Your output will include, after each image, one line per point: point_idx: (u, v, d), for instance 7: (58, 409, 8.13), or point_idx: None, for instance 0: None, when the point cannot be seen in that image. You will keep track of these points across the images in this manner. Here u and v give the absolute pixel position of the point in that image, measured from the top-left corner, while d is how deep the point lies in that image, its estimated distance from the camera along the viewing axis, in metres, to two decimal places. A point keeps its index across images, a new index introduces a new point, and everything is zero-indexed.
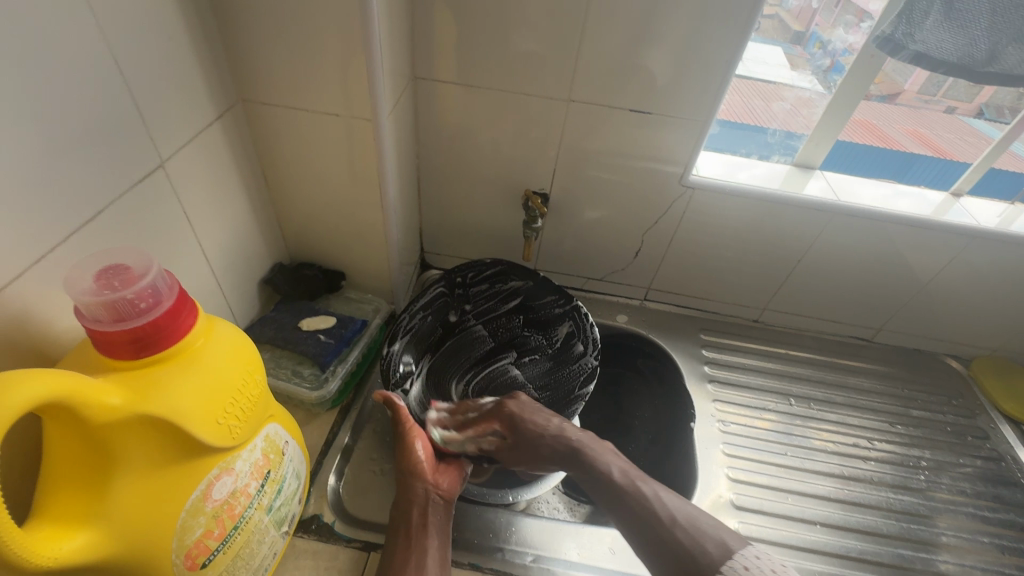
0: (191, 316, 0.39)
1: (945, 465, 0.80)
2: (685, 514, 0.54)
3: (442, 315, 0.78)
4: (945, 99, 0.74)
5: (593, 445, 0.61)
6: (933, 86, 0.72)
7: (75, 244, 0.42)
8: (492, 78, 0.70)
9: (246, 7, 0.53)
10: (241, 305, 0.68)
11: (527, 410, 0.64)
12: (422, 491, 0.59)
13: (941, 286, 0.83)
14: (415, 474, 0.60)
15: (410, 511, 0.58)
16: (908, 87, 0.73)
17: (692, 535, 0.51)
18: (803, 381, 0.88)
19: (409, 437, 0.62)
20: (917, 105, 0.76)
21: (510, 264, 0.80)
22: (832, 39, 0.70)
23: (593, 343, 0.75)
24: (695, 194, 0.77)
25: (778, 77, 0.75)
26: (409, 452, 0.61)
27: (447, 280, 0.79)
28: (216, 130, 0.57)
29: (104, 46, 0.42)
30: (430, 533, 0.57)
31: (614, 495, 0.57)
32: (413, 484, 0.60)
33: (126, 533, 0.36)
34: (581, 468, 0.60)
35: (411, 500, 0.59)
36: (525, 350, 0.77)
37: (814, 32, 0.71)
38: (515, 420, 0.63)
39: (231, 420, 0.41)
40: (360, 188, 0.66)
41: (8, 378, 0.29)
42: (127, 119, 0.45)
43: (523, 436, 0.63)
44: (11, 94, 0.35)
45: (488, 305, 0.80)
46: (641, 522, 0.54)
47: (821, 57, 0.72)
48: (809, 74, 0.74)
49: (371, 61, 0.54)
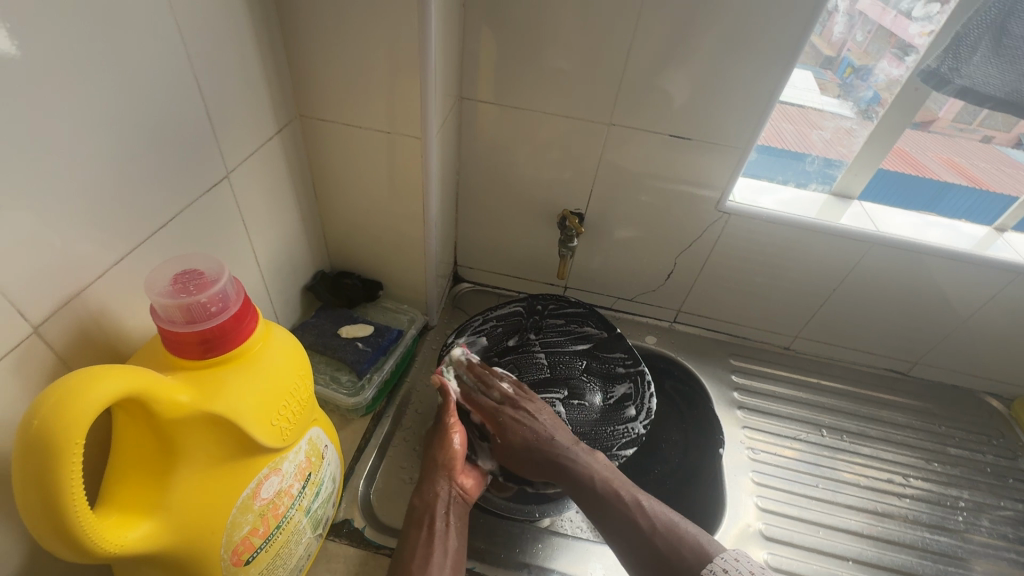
0: (253, 320, 0.41)
1: (985, 507, 0.77)
2: (663, 522, 0.57)
3: (510, 334, 0.81)
4: (981, 128, 0.74)
5: (577, 455, 0.64)
6: (969, 114, 0.72)
7: (149, 246, 0.45)
8: (536, 101, 0.72)
9: (312, 31, 0.56)
10: (285, 310, 0.70)
11: (521, 425, 0.66)
12: (450, 488, 0.61)
13: (982, 322, 0.82)
14: (446, 471, 0.62)
15: (433, 505, 0.59)
16: (943, 115, 0.72)
17: (670, 543, 0.55)
18: (835, 412, 0.86)
19: (451, 431, 0.65)
20: (952, 133, 0.75)
21: (591, 309, 0.82)
22: (866, 66, 0.71)
23: (647, 413, 0.74)
24: (731, 219, 0.78)
25: (806, 102, 0.75)
26: (446, 445, 0.64)
27: (527, 303, 0.83)
28: (276, 143, 0.60)
29: (186, 68, 0.45)
30: (451, 529, 0.58)
31: (595, 497, 0.60)
32: (442, 479, 0.62)
33: (182, 525, 0.38)
34: (564, 477, 0.63)
35: (438, 495, 0.60)
36: (578, 395, 0.76)
37: (846, 57, 0.71)
38: (511, 433, 0.65)
39: (283, 422, 0.43)
40: (405, 203, 0.69)
41: (96, 371, 0.31)
42: (202, 132, 0.48)
43: (517, 444, 0.65)
44: (105, 110, 0.38)
45: (557, 338, 0.82)
46: (622, 527, 0.58)
47: (852, 82, 0.73)
48: (841, 100, 0.75)
49: (426, 84, 0.57)
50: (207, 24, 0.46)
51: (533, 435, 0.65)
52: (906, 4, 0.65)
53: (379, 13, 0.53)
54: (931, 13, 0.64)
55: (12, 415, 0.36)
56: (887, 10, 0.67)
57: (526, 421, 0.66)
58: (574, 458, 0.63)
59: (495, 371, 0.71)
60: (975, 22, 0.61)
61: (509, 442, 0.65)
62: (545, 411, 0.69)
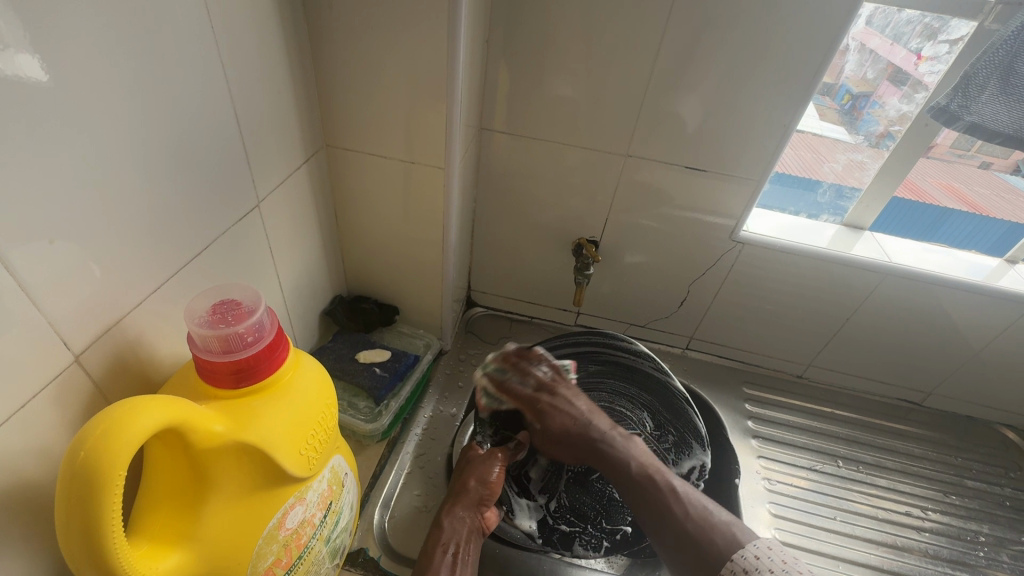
0: (285, 350, 0.41)
1: (1005, 541, 0.76)
2: (701, 508, 0.56)
3: None
4: (979, 154, 0.74)
5: (616, 441, 0.63)
6: (967, 141, 0.72)
7: (183, 275, 0.46)
8: (554, 132, 0.74)
9: (342, 62, 0.57)
10: (305, 334, 0.71)
11: (565, 417, 0.65)
12: (475, 518, 0.60)
13: (995, 354, 0.82)
14: (480, 500, 0.61)
15: (459, 532, 0.58)
16: (940, 142, 0.72)
17: (703, 528, 0.53)
18: (850, 442, 0.86)
19: (492, 463, 0.64)
20: (950, 158, 0.75)
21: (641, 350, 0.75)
22: (861, 92, 0.72)
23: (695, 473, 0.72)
24: (744, 248, 0.79)
25: (807, 127, 0.76)
26: (484, 475, 0.63)
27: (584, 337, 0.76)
28: (303, 173, 0.61)
29: (223, 99, 0.46)
30: (470, 561, 0.58)
31: (633, 483, 0.60)
32: (473, 509, 0.61)
33: (209, 555, 0.37)
34: (608, 465, 0.62)
35: (464, 524, 0.59)
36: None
37: (844, 84, 0.72)
38: (548, 421, 0.65)
39: (310, 450, 0.43)
40: (425, 230, 0.70)
41: (137, 402, 0.31)
42: (236, 161, 0.49)
43: (555, 431, 0.65)
44: (150, 144, 0.40)
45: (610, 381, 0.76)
46: (654, 510, 0.57)
47: (849, 109, 0.74)
48: (838, 125, 0.76)
49: (451, 115, 0.59)
50: (244, 58, 0.48)
51: (571, 424, 0.65)
52: (915, 43, 0.67)
53: (408, 49, 0.55)
54: (940, 54, 0.66)
55: (52, 444, 0.37)
56: (897, 48, 0.68)
57: (561, 410, 0.65)
58: (613, 444, 0.63)
59: (534, 357, 0.69)
60: (983, 62, 0.60)
61: (548, 430, 0.66)
62: (584, 396, 0.67)
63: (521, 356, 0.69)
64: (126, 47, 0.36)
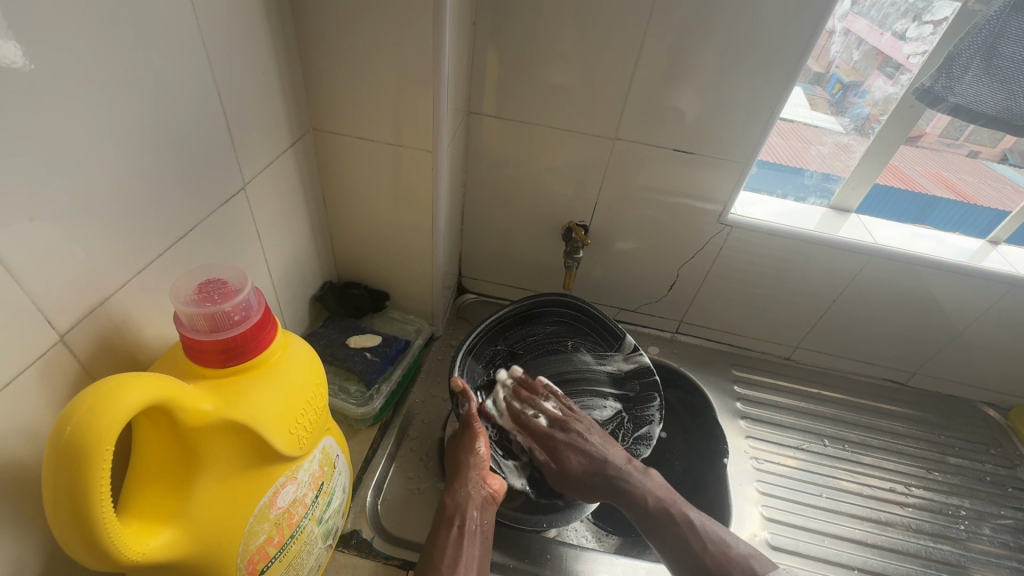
0: (273, 329, 0.41)
1: (985, 515, 0.78)
2: (717, 544, 0.59)
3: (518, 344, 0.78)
4: (967, 143, 0.76)
5: (633, 474, 0.66)
6: (955, 129, 0.74)
7: (168, 257, 0.45)
8: (543, 117, 0.74)
9: (327, 45, 0.57)
10: (295, 320, 0.71)
11: (583, 455, 0.67)
12: (479, 488, 0.62)
13: (976, 334, 0.84)
14: (478, 471, 0.63)
15: (468, 509, 0.60)
16: (931, 131, 0.74)
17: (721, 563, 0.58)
18: (836, 422, 0.87)
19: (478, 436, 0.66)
20: (940, 148, 0.77)
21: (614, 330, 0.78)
22: (852, 80, 0.72)
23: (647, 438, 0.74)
24: (732, 231, 0.79)
25: (796, 117, 0.77)
26: (473, 446, 0.65)
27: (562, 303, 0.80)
28: (288, 156, 0.61)
29: (207, 82, 0.46)
30: (479, 529, 0.59)
31: (653, 514, 0.63)
32: (474, 479, 0.62)
33: (200, 532, 0.38)
34: (624, 499, 0.65)
35: (469, 495, 0.61)
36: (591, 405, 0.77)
37: (834, 73, 0.72)
38: (562, 456, 0.67)
39: (300, 429, 0.43)
40: (413, 214, 0.70)
41: (123, 380, 0.31)
42: (220, 144, 0.49)
43: (569, 467, 0.67)
44: (134, 127, 0.39)
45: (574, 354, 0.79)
46: (685, 544, 0.60)
47: (842, 98, 0.75)
48: (831, 116, 0.76)
49: (437, 100, 0.58)
50: (227, 40, 0.47)
51: (587, 459, 0.67)
52: (899, 26, 0.67)
53: (393, 31, 0.54)
54: (925, 34, 0.66)
55: (38, 423, 0.36)
56: (881, 31, 0.68)
57: (575, 444, 0.68)
58: (631, 477, 0.66)
59: (540, 390, 0.74)
60: (965, 44, 0.61)
61: (564, 469, 0.67)
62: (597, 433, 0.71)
63: (521, 396, 0.73)
64: (107, 28, 0.36)
